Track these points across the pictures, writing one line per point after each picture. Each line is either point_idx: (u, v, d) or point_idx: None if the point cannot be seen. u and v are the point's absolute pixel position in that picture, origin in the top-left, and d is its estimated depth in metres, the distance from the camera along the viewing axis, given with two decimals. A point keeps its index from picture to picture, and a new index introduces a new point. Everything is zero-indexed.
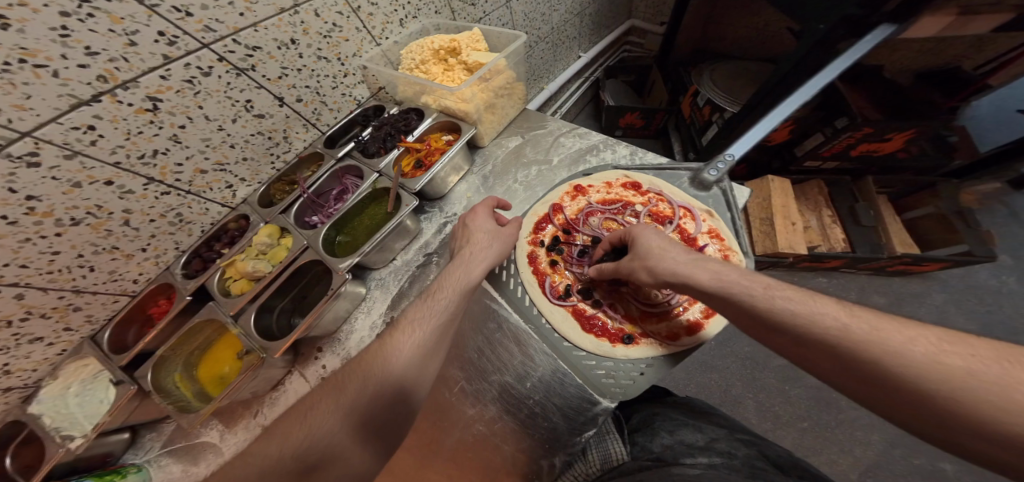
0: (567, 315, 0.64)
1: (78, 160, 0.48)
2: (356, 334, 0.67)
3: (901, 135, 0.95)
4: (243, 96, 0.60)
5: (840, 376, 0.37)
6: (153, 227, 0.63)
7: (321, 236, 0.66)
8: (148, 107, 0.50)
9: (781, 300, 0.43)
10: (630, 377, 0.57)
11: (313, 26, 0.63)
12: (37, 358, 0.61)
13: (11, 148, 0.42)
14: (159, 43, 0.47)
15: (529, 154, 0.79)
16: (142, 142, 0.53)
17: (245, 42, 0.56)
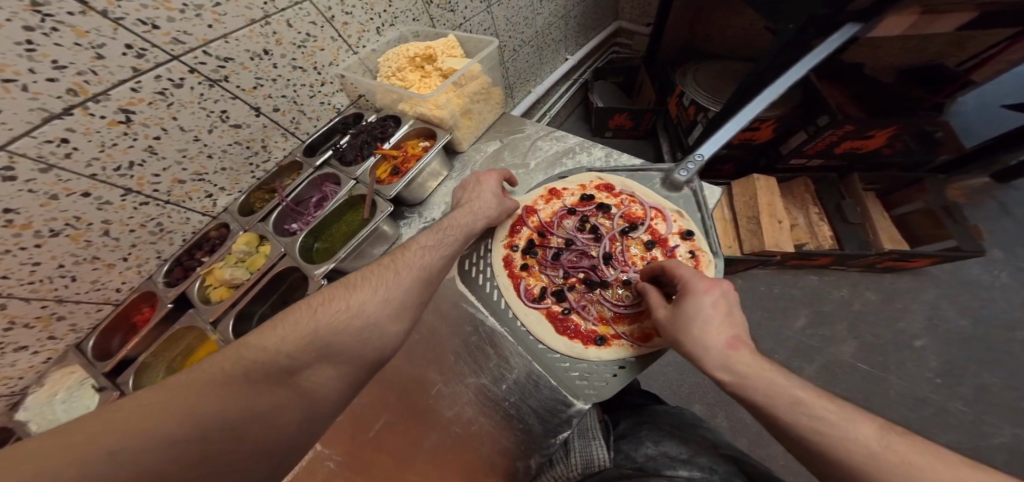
0: (542, 319, 0.63)
1: (54, 173, 0.50)
2: None
3: (882, 132, 0.95)
4: (218, 107, 0.62)
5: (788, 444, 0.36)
6: (133, 237, 0.64)
7: (298, 243, 0.67)
8: (121, 119, 0.52)
9: (752, 361, 0.42)
10: (603, 379, 0.57)
11: (286, 36, 0.65)
12: (22, 366, 0.62)
13: None
14: (127, 55, 0.48)
15: (507, 159, 0.80)
16: (117, 154, 0.54)
17: (216, 54, 0.57)
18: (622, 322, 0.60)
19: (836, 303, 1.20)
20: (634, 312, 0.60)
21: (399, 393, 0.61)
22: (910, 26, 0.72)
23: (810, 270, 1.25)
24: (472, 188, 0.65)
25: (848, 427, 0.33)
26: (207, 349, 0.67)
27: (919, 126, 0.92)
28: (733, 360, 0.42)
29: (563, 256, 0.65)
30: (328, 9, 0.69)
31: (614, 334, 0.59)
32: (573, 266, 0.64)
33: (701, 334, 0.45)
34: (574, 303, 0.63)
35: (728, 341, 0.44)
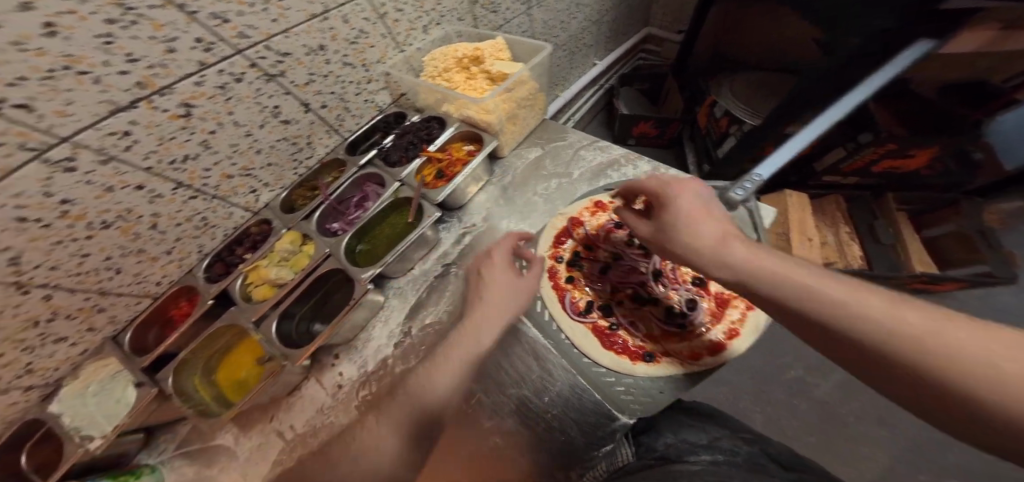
0: (587, 332, 0.62)
1: (113, 165, 0.49)
2: (373, 343, 0.71)
3: (925, 151, 0.97)
4: (271, 102, 0.61)
5: (819, 340, 0.37)
6: (179, 231, 0.63)
7: (343, 243, 0.67)
8: (181, 113, 0.51)
9: (767, 259, 0.44)
10: (648, 395, 0.57)
11: (341, 32, 0.64)
12: (59, 357, 0.61)
13: (51, 153, 0.42)
14: (196, 49, 0.47)
15: (549, 167, 0.79)
16: (173, 148, 0.53)
17: (276, 48, 0.56)
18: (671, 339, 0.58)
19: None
20: (685, 329, 0.58)
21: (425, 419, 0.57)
22: (986, 43, 0.76)
23: None
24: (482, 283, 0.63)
25: (876, 311, 0.34)
26: (248, 347, 0.68)
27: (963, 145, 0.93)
28: (726, 254, 0.47)
29: (611, 270, 0.64)
30: (382, 6, 0.67)
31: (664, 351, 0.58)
32: (621, 281, 0.63)
33: (690, 234, 0.50)
34: (622, 319, 0.61)
35: (722, 236, 0.49)
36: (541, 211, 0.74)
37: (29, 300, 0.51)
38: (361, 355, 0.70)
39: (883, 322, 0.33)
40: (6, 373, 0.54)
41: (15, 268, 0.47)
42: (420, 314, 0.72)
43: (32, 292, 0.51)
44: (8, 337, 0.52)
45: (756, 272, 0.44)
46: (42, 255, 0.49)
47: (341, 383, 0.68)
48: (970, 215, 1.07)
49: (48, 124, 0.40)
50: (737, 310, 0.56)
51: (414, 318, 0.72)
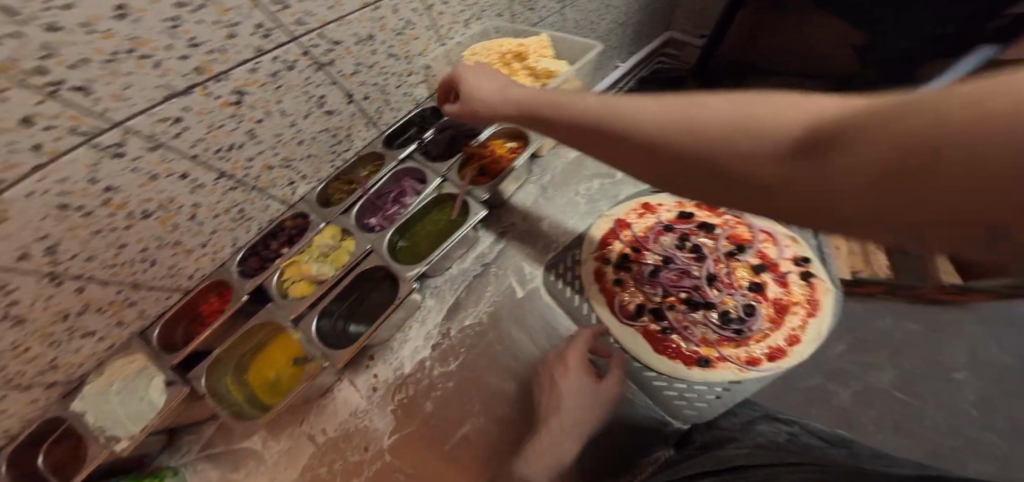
0: (638, 336, 0.60)
1: (160, 153, 0.47)
2: (409, 345, 0.68)
3: None
4: (318, 91, 0.59)
5: (685, 174, 0.27)
6: (216, 223, 0.61)
7: (386, 240, 0.65)
8: (233, 100, 0.49)
9: (623, 102, 0.34)
10: (706, 400, 0.55)
11: (389, 22, 0.62)
12: (85, 352, 0.58)
13: (102, 138, 0.40)
14: (255, 35, 0.45)
15: (590, 167, 0.78)
16: (221, 136, 0.51)
17: (330, 36, 0.54)
18: (727, 345, 0.57)
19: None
20: (742, 335, 0.56)
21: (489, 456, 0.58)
22: None
23: None
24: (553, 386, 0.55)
25: (736, 108, 0.25)
26: (283, 346, 0.63)
27: None
28: (574, 108, 0.41)
29: (662, 273, 0.62)
30: None
31: (720, 356, 0.56)
32: (674, 284, 0.61)
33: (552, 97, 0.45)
34: (675, 323, 0.59)
35: (563, 98, 0.44)
36: (585, 211, 0.73)
37: (62, 291, 0.49)
38: (397, 357, 0.67)
39: (762, 110, 0.23)
40: (30, 368, 0.52)
41: (52, 257, 0.45)
42: (459, 314, 0.69)
43: (65, 284, 0.49)
44: (37, 330, 0.49)
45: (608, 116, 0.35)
46: (80, 243, 0.47)
47: (376, 385, 0.65)
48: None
49: (103, 108, 0.38)
50: None
51: (452, 319, 0.69)
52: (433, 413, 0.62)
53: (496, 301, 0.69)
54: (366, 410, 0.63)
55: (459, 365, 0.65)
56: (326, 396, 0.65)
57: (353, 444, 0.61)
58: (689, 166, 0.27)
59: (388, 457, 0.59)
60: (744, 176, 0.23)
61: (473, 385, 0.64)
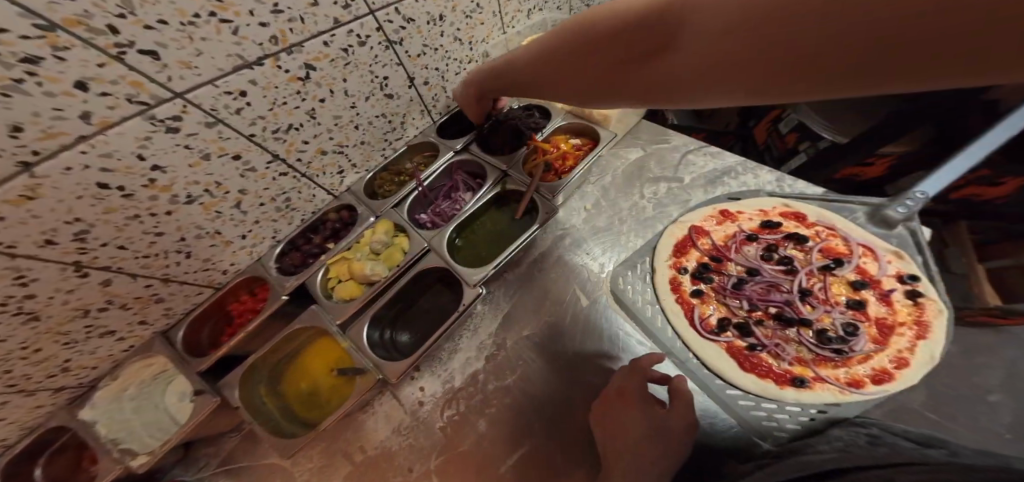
0: (722, 351, 0.55)
1: (217, 130, 0.43)
2: (461, 354, 0.58)
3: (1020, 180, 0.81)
4: (383, 72, 0.59)
5: (609, 81, 0.30)
6: (260, 212, 0.54)
7: (445, 238, 0.59)
8: (301, 76, 0.48)
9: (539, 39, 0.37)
10: (803, 424, 0.47)
11: (461, 3, 0.63)
12: (101, 354, 0.49)
13: (159, 109, 0.37)
14: (336, 5, 0.47)
15: (655, 170, 0.73)
16: (282, 114, 0.49)
17: (403, 13, 0.55)
18: (824, 365, 0.51)
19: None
20: (841, 355, 0.51)
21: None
22: None
23: None
24: (606, 425, 0.47)
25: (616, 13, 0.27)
26: (328, 353, 0.55)
27: None
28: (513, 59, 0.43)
29: (748, 285, 0.58)
30: None
31: (816, 376, 0.51)
32: (761, 299, 0.56)
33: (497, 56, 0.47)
34: (765, 340, 0.55)
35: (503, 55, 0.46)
36: (652, 215, 0.68)
37: (86, 284, 0.42)
38: (446, 368, 0.57)
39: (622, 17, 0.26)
40: (39, 371, 0.44)
41: (80, 244, 0.39)
42: (514, 326, 0.61)
43: (91, 276, 0.42)
44: (51, 329, 0.42)
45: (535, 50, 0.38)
46: (112, 230, 0.40)
47: (423, 399, 0.55)
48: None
49: (168, 76, 0.37)
50: (902, 337, 0.50)
51: (507, 330, 0.61)
52: (486, 434, 0.52)
53: (560, 310, 0.62)
54: (409, 426, 0.53)
55: (516, 380, 0.56)
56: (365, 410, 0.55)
57: (395, 465, 0.51)
58: (605, 81, 0.31)
59: (436, 480, 0.49)
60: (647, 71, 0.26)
61: (522, 404, 0.54)
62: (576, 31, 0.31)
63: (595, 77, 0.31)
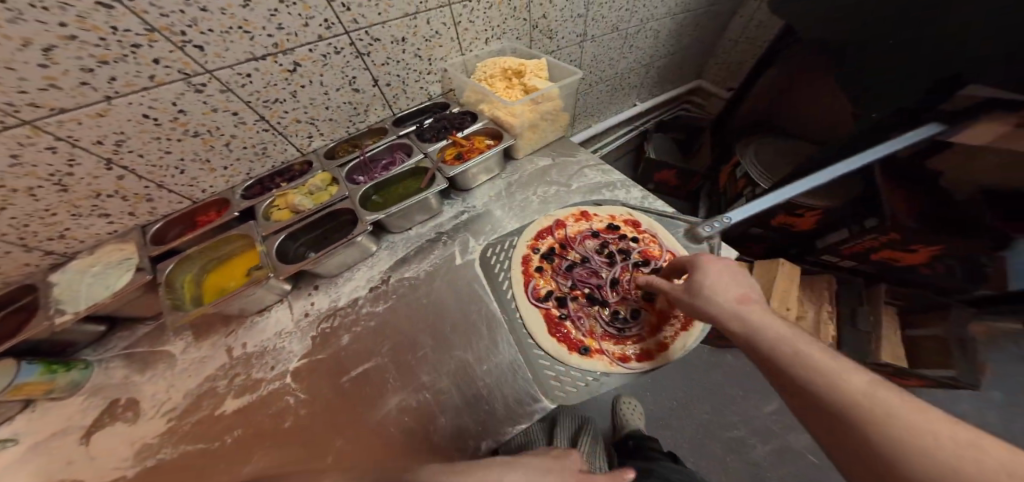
0: (538, 315, 0.65)
1: (227, 95, 0.70)
2: (353, 282, 0.74)
3: (928, 249, 0.95)
4: (352, 73, 0.83)
5: (800, 401, 0.40)
6: (241, 153, 0.81)
7: (360, 190, 0.78)
8: (289, 68, 0.74)
9: (755, 315, 0.49)
10: (575, 386, 0.57)
11: (421, 30, 0.86)
12: (92, 231, 0.72)
13: (196, 78, 0.65)
14: (320, 26, 0.72)
15: (554, 176, 0.87)
16: (271, 92, 0.75)
17: (372, 34, 0.79)
18: (608, 340, 0.62)
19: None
20: (623, 333, 0.62)
21: (358, 384, 0.59)
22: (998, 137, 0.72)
23: None
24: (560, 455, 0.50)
25: (857, 382, 0.37)
26: (246, 261, 0.72)
27: (970, 252, 0.90)
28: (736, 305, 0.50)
29: (576, 269, 0.70)
30: (458, 16, 0.89)
31: (598, 348, 0.61)
32: (581, 280, 0.69)
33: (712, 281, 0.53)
34: (572, 312, 0.66)
35: (737, 293, 0.52)
36: (537, 207, 0.81)
37: (107, 175, 0.67)
38: (337, 291, 0.72)
39: (856, 394, 0.36)
40: (44, 231, 0.66)
41: (115, 148, 0.65)
42: (402, 267, 0.75)
43: (113, 170, 0.67)
44: (71, 200, 0.66)
45: (753, 328, 0.47)
46: (141, 143, 0.67)
47: (309, 311, 0.69)
48: (954, 323, 1.03)
49: (206, 60, 0.64)
50: (671, 328, 0.62)
51: (395, 270, 0.75)
52: (345, 347, 0.63)
53: (437, 265, 0.75)
54: (289, 333, 0.65)
55: (386, 307, 0.69)
56: (261, 314, 0.68)
57: (262, 362, 0.62)
58: (805, 403, 0.39)
59: (290, 379, 0.59)
60: (843, 430, 0.35)
61: (377, 326, 0.66)
62: (800, 359, 0.42)
63: (796, 394, 0.40)
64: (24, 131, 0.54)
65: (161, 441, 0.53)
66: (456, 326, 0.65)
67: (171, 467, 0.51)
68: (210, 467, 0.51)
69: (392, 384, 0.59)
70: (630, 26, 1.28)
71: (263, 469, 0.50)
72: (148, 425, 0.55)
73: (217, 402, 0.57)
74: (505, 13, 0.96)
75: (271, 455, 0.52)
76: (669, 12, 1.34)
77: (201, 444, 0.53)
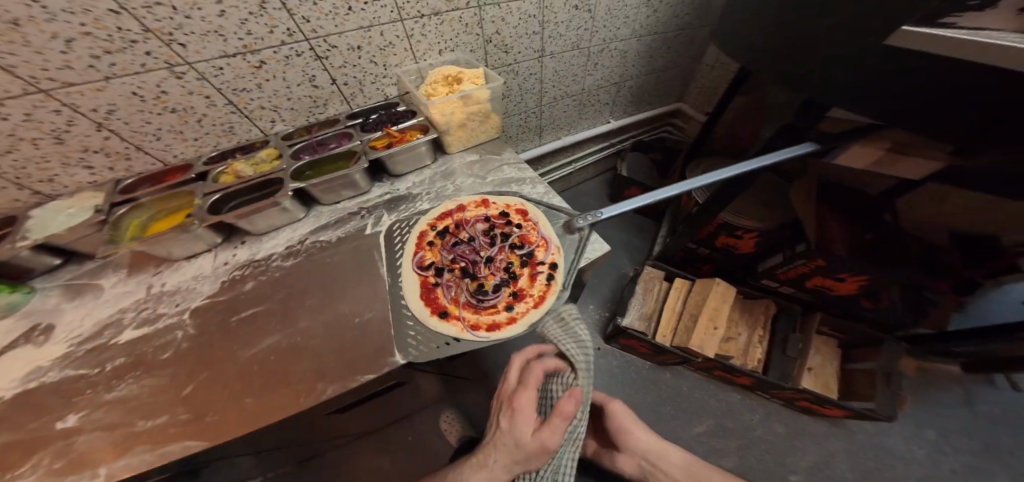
0: (415, 282, 0.71)
1: (200, 83, 0.77)
2: (273, 241, 0.81)
3: (855, 279, 0.99)
4: (313, 73, 0.89)
5: None
6: (211, 129, 0.87)
7: (295, 166, 0.84)
8: (256, 65, 0.80)
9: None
10: (428, 345, 0.61)
11: (376, 40, 0.90)
12: None
13: (178, 68, 0.73)
14: (284, 33, 0.78)
15: (475, 170, 0.94)
16: (238, 83, 0.81)
17: (330, 43, 0.85)
18: (468, 309, 0.67)
19: (771, 434, 1.17)
20: (482, 304, 0.67)
21: (242, 322, 0.67)
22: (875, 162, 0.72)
23: (758, 403, 1.23)
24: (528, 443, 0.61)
25: None
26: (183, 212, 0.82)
27: (896, 280, 0.92)
28: None
29: (460, 246, 0.76)
30: (411, 30, 0.93)
31: (456, 314, 0.66)
32: (462, 255, 0.75)
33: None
34: (445, 281, 0.72)
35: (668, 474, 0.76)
36: (449, 193, 0.88)
37: None
38: (258, 249, 0.79)
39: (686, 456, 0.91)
40: (36, 174, 0.75)
41: (106, 115, 0.73)
42: (321, 232, 0.82)
43: None
44: None
45: None
46: None
47: (228, 261, 0.77)
48: (888, 357, 1.03)
49: (189, 55, 0.72)
50: (526, 305, 0.67)
51: (313, 234, 0.82)
52: (247, 291, 0.72)
53: (346, 235, 0.81)
54: (205, 276, 0.75)
55: (293, 262, 0.76)
56: (189, 260, 0.78)
57: (174, 298, 0.72)
58: None
59: (190, 314, 0.69)
60: None
61: (273, 280, 0.73)
62: None
63: None
64: (39, 97, 0.65)
65: (52, 364, 0.63)
66: (348, 282, 0.72)
67: (51, 389, 0.60)
68: (79, 392, 0.59)
69: (273, 327, 0.66)
70: (592, 45, 1.34)
71: (123, 397, 0.59)
72: (50, 350, 0.65)
73: (118, 332, 0.68)
74: (457, 29, 1.00)
75: (154, 378, 0.61)
76: (634, 33, 1.40)
77: (81, 370, 0.62)
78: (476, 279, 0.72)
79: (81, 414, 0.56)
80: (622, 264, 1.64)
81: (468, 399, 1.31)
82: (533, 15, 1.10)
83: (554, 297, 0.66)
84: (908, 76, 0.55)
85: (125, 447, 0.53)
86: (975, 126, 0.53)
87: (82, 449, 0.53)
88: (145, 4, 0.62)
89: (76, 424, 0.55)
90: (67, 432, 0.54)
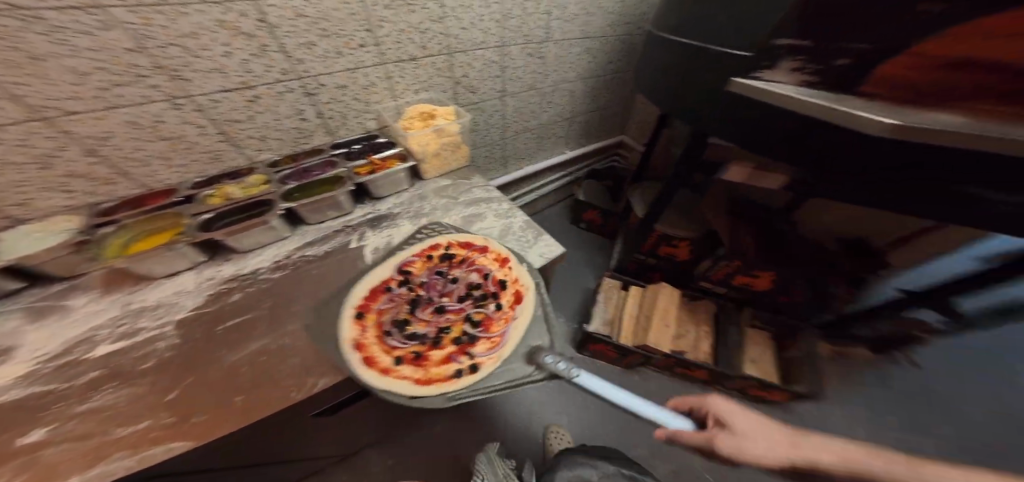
0: (374, 289, 0.81)
1: (197, 113, 0.85)
2: (258, 258, 0.86)
3: (766, 274, 1.23)
4: (301, 106, 0.99)
5: None
6: (198, 156, 0.93)
7: (283, 190, 0.92)
8: (250, 99, 0.90)
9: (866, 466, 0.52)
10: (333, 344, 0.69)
11: (361, 79, 1.04)
12: None
13: (180, 99, 0.81)
14: (279, 72, 0.89)
15: (451, 191, 1.08)
16: (230, 114, 0.90)
17: (321, 81, 0.97)
18: (377, 330, 0.74)
19: None
20: (390, 336, 0.74)
21: (226, 331, 0.70)
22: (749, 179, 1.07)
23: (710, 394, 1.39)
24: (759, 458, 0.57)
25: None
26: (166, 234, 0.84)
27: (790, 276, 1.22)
28: None
29: (441, 278, 0.85)
30: (391, 73, 1.09)
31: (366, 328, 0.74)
32: (438, 287, 0.84)
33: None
34: (393, 298, 0.81)
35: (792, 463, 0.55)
36: (426, 212, 1.00)
37: None
38: (242, 264, 0.84)
39: None
40: (12, 196, 0.75)
41: (101, 140, 0.78)
42: (306, 247, 0.89)
43: None
44: None
45: None
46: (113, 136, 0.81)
47: (212, 276, 0.81)
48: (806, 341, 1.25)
49: (193, 88, 0.81)
50: (416, 369, 0.70)
51: (300, 248, 0.89)
52: (233, 301, 0.76)
53: (332, 249, 0.89)
54: (187, 291, 0.78)
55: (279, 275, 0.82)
56: (168, 278, 0.81)
57: (153, 313, 0.73)
58: None
59: (173, 325, 0.71)
60: None
61: (260, 291, 0.78)
62: None
63: None
64: (38, 123, 0.69)
65: (13, 384, 0.61)
66: (333, 290, 0.79)
67: (10, 407, 0.58)
68: (44, 408, 0.58)
69: (260, 331, 0.71)
70: (546, 86, 1.59)
71: (97, 408, 0.58)
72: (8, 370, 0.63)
73: (88, 348, 0.67)
74: (430, 72, 1.18)
75: (133, 387, 0.61)
76: (579, 77, 1.68)
77: (48, 386, 0.61)
78: (412, 316, 0.80)
79: (48, 428, 0.55)
80: (585, 278, 1.80)
81: (449, 416, 1.33)
82: (495, 62, 1.31)
83: (433, 388, 0.65)
84: (758, 114, 0.78)
85: (99, 456, 0.52)
86: (813, 151, 0.75)
87: (48, 460, 0.51)
88: (161, 44, 0.72)
89: (41, 438, 0.54)
90: (31, 446, 0.53)
